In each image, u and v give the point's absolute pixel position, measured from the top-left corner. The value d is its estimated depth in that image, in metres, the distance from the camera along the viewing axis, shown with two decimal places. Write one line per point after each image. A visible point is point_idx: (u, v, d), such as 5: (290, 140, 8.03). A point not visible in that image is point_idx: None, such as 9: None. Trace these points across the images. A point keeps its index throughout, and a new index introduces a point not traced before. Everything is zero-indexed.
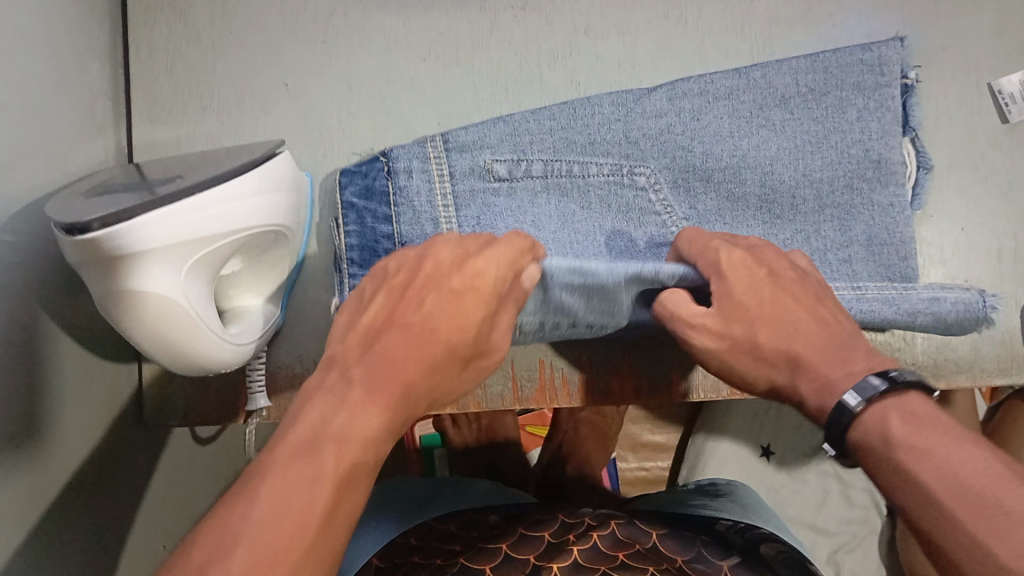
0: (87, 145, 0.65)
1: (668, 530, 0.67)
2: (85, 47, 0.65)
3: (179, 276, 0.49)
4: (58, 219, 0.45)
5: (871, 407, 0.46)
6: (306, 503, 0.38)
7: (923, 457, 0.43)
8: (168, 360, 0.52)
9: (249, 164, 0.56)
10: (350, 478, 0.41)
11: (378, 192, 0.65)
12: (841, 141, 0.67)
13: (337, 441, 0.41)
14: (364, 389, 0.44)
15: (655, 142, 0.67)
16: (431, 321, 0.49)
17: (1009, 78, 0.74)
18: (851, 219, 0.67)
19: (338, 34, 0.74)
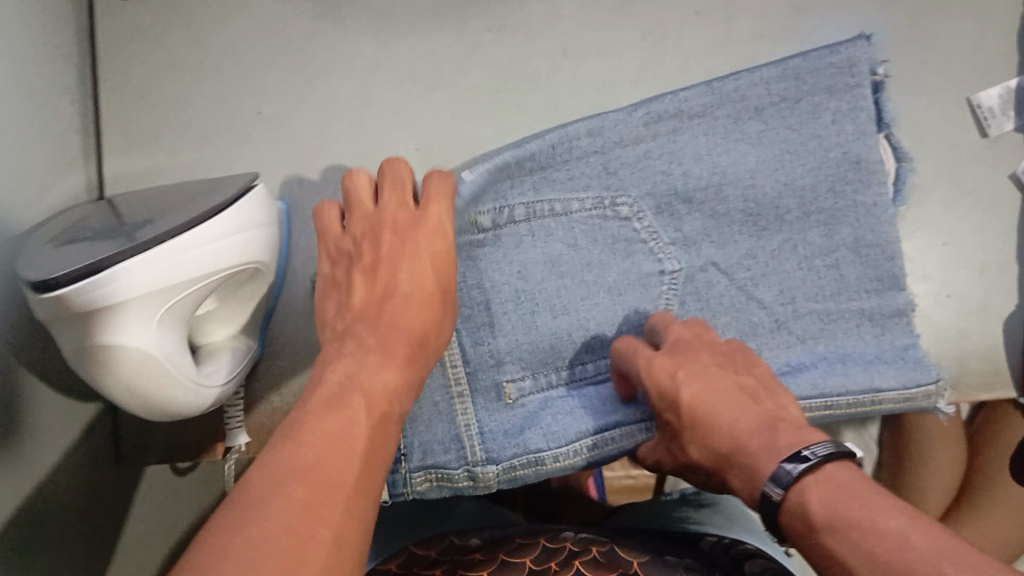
0: (57, 182, 0.63)
1: (651, 556, 0.64)
2: (55, 82, 0.64)
3: (150, 325, 0.48)
4: (25, 277, 0.44)
5: (791, 491, 0.42)
6: (348, 443, 0.40)
7: (845, 538, 0.39)
8: (144, 409, 0.52)
9: (222, 204, 0.54)
10: (381, 422, 0.44)
11: None
12: (818, 147, 0.66)
13: (365, 398, 0.44)
14: (381, 350, 0.50)
15: (634, 169, 0.67)
16: (407, 273, 0.55)
17: (988, 93, 0.74)
18: (836, 222, 0.66)
19: (314, 61, 0.72)
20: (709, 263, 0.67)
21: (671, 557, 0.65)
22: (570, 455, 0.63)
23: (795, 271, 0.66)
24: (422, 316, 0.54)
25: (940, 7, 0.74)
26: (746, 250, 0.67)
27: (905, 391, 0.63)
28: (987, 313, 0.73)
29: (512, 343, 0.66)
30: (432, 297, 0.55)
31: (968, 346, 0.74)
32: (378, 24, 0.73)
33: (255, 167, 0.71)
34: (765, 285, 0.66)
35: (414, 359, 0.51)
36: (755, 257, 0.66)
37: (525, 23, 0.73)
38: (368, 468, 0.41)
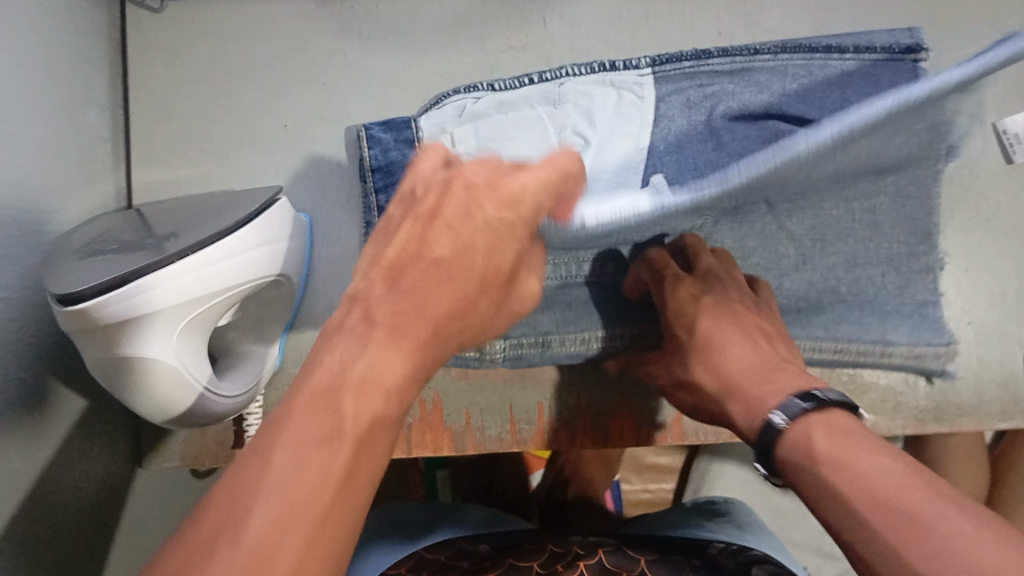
0: (84, 192, 0.64)
1: (655, 556, 0.65)
2: (85, 94, 0.65)
3: (168, 338, 0.50)
4: (52, 292, 0.46)
5: (796, 425, 0.45)
6: (322, 460, 0.35)
7: (848, 477, 0.39)
8: (162, 416, 0.53)
9: (246, 218, 0.55)
10: (372, 427, 0.37)
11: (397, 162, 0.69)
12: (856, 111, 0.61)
13: (366, 385, 0.38)
14: (389, 330, 0.39)
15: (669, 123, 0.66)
16: (459, 236, 0.41)
17: (1014, 118, 0.73)
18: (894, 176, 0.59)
19: (338, 76, 0.74)
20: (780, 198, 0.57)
21: (678, 557, 0.66)
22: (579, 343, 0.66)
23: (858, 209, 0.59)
24: (445, 296, 0.41)
25: (963, 34, 0.74)
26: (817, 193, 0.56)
27: (913, 348, 0.69)
28: (1007, 341, 0.72)
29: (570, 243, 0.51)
30: (464, 272, 0.42)
31: (987, 372, 0.72)
32: (402, 41, 0.74)
33: (277, 179, 0.72)
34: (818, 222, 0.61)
35: (431, 346, 0.41)
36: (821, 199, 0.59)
37: (547, 42, 0.74)
38: (361, 462, 0.36)
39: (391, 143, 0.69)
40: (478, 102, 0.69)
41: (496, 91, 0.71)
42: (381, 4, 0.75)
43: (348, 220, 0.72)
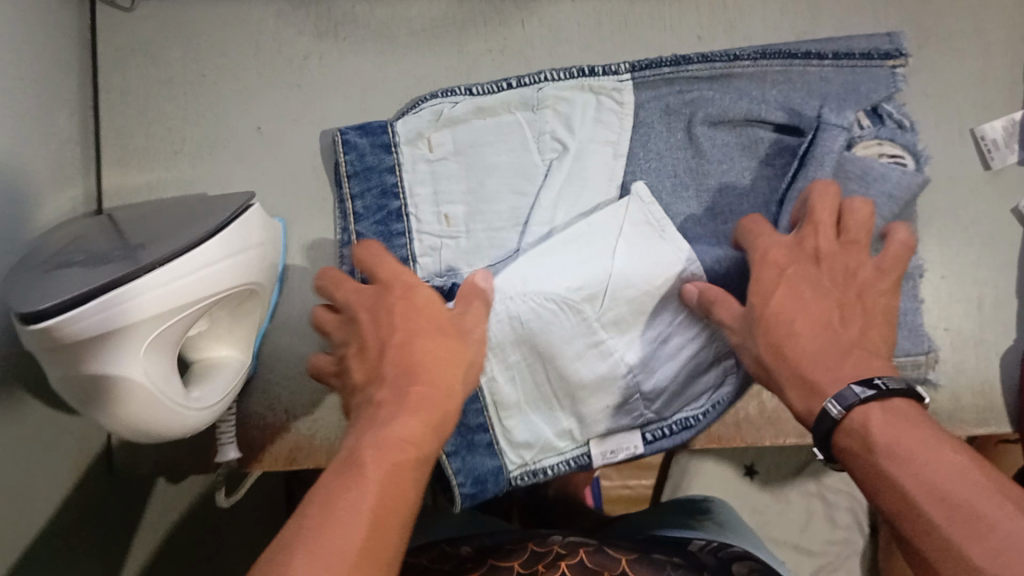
0: (54, 196, 0.63)
1: (637, 554, 0.62)
2: (55, 97, 0.64)
3: (135, 354, 0.49)
4: (14, 308, 0.46)
5: (851, 414, 0.44)
6: (350, 507, 0.40)
7: (904, 473, 0.40)
8: (133, 433, 0.52)
9: (217, 226, 0.55)
10: (396, 475, 0.43)
11: (376, 165, 0.69)
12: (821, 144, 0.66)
13: (401, 445, 0.44)
14: (417, 402, 0.47)
15: (652, 142, 0.70)
16: (408, 310, 0.51)
17: (992, 125, 0.73)
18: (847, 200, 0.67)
19: (314, 77, 0.73)
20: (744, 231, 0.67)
21: (659, 556, 0.63)
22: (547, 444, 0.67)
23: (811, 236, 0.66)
24: (433, 351, 0.50)
25: (944, 41, 0.74)
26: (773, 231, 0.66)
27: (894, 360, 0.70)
28: (984, 347, 0.72)
29: (460, 420, 0.65)
30: (419, 318, 0.51)
31: (963, 378, 0.72)
32: (378, 43, 0.73)
33: (252, 183, 0.71)
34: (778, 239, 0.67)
35: (441, 413, 0.47)
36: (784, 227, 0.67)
37: (525, 44, 0.73)
38: (387, 516, 0.41)
39: (369, 150, 0.69)
40: (458, 107, 0.69)
41: (475, 96, 0.70)
42: (358, 5, 0.73)
43: (324, 224, 0.71)
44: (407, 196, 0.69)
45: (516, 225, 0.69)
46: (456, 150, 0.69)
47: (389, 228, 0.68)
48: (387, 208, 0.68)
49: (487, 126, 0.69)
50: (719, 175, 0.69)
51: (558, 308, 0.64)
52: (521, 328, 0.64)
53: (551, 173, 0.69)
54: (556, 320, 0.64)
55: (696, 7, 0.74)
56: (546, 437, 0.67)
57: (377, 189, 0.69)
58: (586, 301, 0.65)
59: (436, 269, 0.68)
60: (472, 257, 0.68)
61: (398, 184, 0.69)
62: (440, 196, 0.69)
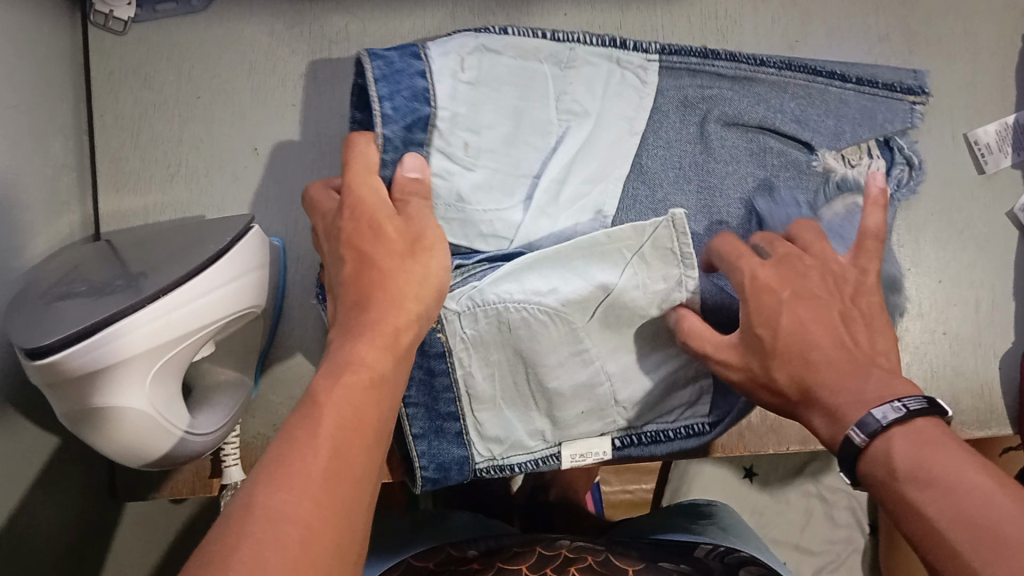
0: (50, 223, 0.63)
1: (645, 562, 0.59)
2: (50, 123, 0.64)
3: (135, 384, 0.50)
4: (18, 347, 0.47)
5: (876, 440, 0.44)
6: (309, 430, 0.38)
7: (933, 503, 0.40)
8: (137, 460, 0.54)
9: (220, 252, 0.55)
10: (352, 397, 0.40)
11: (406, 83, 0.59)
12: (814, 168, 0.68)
13: (353, 368, 0.42)
14: (374, 331, 0.45)
15: (662, 132, 0.68)
16: (356, 239, 0.49)
17: (985, 129, 0.74)
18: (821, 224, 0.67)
19: (309, 96, 0.73)
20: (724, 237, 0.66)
21: (665, 562, 0.60)
22: (514, 443, 0.65)
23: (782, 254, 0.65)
24: (384, 275, 0.48)
25: (935, 47, 0.74)
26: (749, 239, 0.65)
27: None
28: (982, 350, 0.73)
29: (431, 406, 0.63)
30: (367, 246, 0.49)
31: (962, 381, 0.73)
32: None
33: (248, 203, 0.71)
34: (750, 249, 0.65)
35: (396, 338, 0.45)
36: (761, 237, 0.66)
37: None
38: (350, 437, 0.39)
39: (398, 58, 0.60)
40: (491, 40, 0.63)
41: (512, 36, 0.64)
42: (351, 23, 0.74)
43: None
44: (437, 104, 0.60)
45: (520, 177, 0.63)
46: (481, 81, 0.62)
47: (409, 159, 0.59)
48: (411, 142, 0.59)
49: (516, 66, 0.64)
50: (721, 174, 0.67)
51: (544, 310, 0.61)
52: (504, 331, 0.61)
53: (566, 136, 0.65)
54: (543, 330, 0.61)
55: (688, 19, 0.74)
56: (518, 435, 0.65)
57: (407, 95, 0.59)
58: (575, 309, 0.61)
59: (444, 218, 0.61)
60: (481, 197, 0.62)
61: (430, 91, 0.60)
62: (464, 123, 0.61)
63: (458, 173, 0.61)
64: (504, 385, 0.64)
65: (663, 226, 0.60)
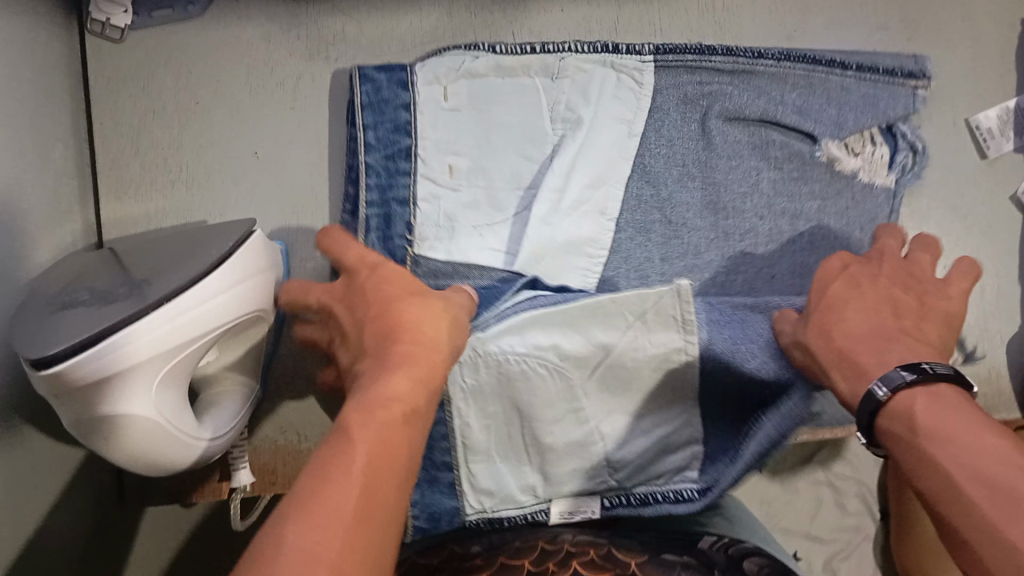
0: (53, 231, 0.63)
1: (648, 556, 0.58)
2: (50, 131, 0.64)
3: (139, 393, 0.50)
4: (22, 356, 0.47)
5: (898, 396, 0.44)
6: (340, 463, 0.38)
7: (949, 455, 0.39)
8: (146, 469, 0.54)
9: (223, 257, 0.55)
10: (383, 431, 0.40)
11: (390, 107, 0.67)
12: (810, 163, 0.69)
13: (386, 402, 0.42)
14: (411, 365, 0.45)
15: (662, 129, 0.69)
16: (376, 292, 0.50)
17: (986, 114, 0.73)
18: (812, 222, 0.69)
19: (307, 98, 0.73)
20: (717, 234, 0.69)
21: (668, 555, 0.59)
22: (505, 499, 0.63)
23: (767, 254, 0.68)
24: (411, 317, 0.48)
25: (934, 31, 0.74)
26: (738, 239, 0.69)
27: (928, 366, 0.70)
28: (987, 335, 0.73)
29: (427, 456, 0.64)
30: (387, 295, 0.50)
31: (967, 368, 0.73)
32: (370, 60, 0.73)
33: (250, 207, 0.71)
34: (741, 247, 0.68)
35: (430, 373, 0.45)
36: (751, 236, 0.69)
37: None
38: (382, 471, 0.39)
39: (387, 85, 0.67)
40: (478, 61, 0.68)
41: (497, 53, 0.69)
42: (348, 24, 0.73)
43: None
44: (418, 137, 0.67)
45: (515, 188, 0.68)
46: (469, 102, 0.68)
47: (394, 182, 0.66)
48: (395, 170, 0.66)
49: (503, 83, 0.69)
50: (718, 171, 0.69)
51: (546, 361, 0.61)
52: (505, 382, 0.61)
53: (562, 144, 0.68)
54: (542, 385, 0.61)
55: (686, 11, 0.74)
56: (509, 489, 0.63)
57: (389, 124, 0.67)
58: (575, 368, 0.61)
59: (432, 235, 0.66)
60: (470, 213, 0.67)
61: (410, 122, 0.67)
62: (448, 145, 0.68)
63: (445, 194, 0.67)
64: (497, 437, 0.63)
65: (668, 296, 0.61)
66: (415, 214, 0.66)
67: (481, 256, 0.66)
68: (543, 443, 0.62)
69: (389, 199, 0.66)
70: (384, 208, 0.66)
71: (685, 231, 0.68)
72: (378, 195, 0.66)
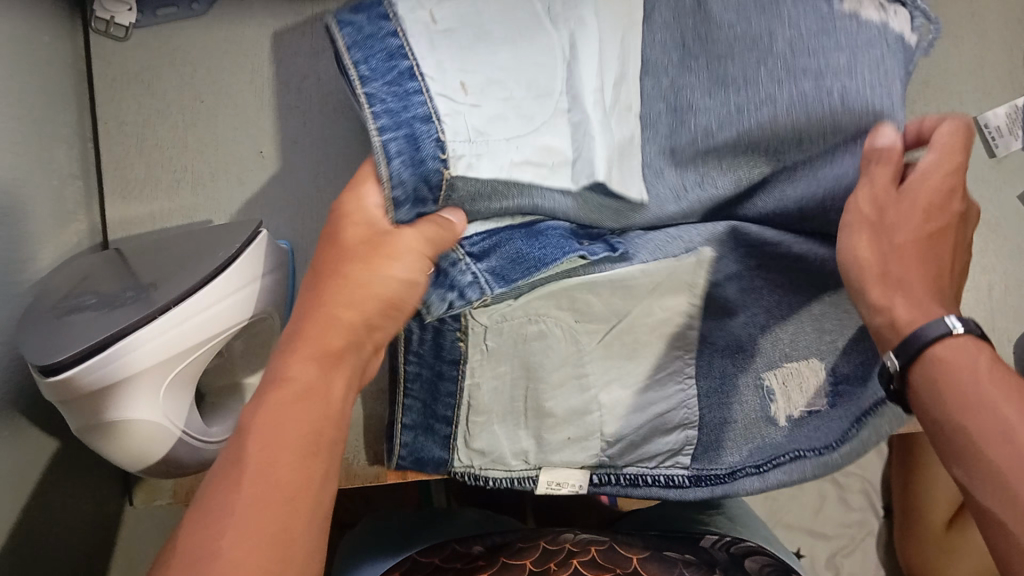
0: (59, 233, 0.63)
1: (650, 551, 0.58)
2: (54, 132, 0.64)
3: (145, 398, 0.50)
4: (29, 362, 0.47)
5: (954, 340, 0.45)
6: (240, 460, 0.41)
7: (988, 412, 0.42)
8: (154, 471, 0.54)
9: (230, 260, 0.54)
10: (277, 424, 0.42)
11: (376, 37, 0.52)
12: (832, 23, 0.56)
13: (279, 389, 0.43)
14: (312, 345, 0.46)
15: (658, 6, 0.59)
16: (339, 240, 0.49)
17: (994, 112, 0.73)
18: (841, 86, 0.55)
19: (312, 97, 0.72)
20: (725, 114, 0.56)
21: (671, 553, 0.59)
22: (499, 460, 0.63)
23: (791, 135, 0.55)
24: (344, 285, 0.47)
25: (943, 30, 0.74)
26: (753, 112, 0.55)
27: None
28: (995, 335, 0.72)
29: (430, 404, 0.62)
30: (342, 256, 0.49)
31: None
32: None
33: (255, 205, 0.71)
34: (758, 126, 0.55)
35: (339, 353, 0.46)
36: (765, 110, 0.55)
37: None
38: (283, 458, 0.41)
39: (368, 22, 0.53)
40: None
41: None
42: None
43: None
44: (417, 56, 0.52)
45: (538, 96, 0.53)
46: (464, 23, 0.54)
47: (409, 102, 0.50)
48: (404, 89, 0.50)
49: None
50: (721, 41, 0.57)
51: (563, 321, 0.58)
52: (521, 342, 0.59)
53: (577, 44, 0.55)
54: (553, 349, 0.59)
55: None
56: (503, 453, 0.63)
57: (383, 53, 0.52)
58: (587, 331, 0.59)
59: (467, 155, 0.50)
60: (499, 126, 0.51)
61: (404, 46, 0.52)
62: (454, 65, 0.52)
63: (466, 111, 0.51)
64: (495, 400, 0.61)
65: (689, 263, 0.58)
66: (444, 126, 0.49)
67: (522, 171, 0.51)
68: (545, 406, 0.61)
69: (406, 119, 0.49)
70: (404, 128, 0.49)
71: (695, 112, 0.56)
72: (388, 118, 0.49)
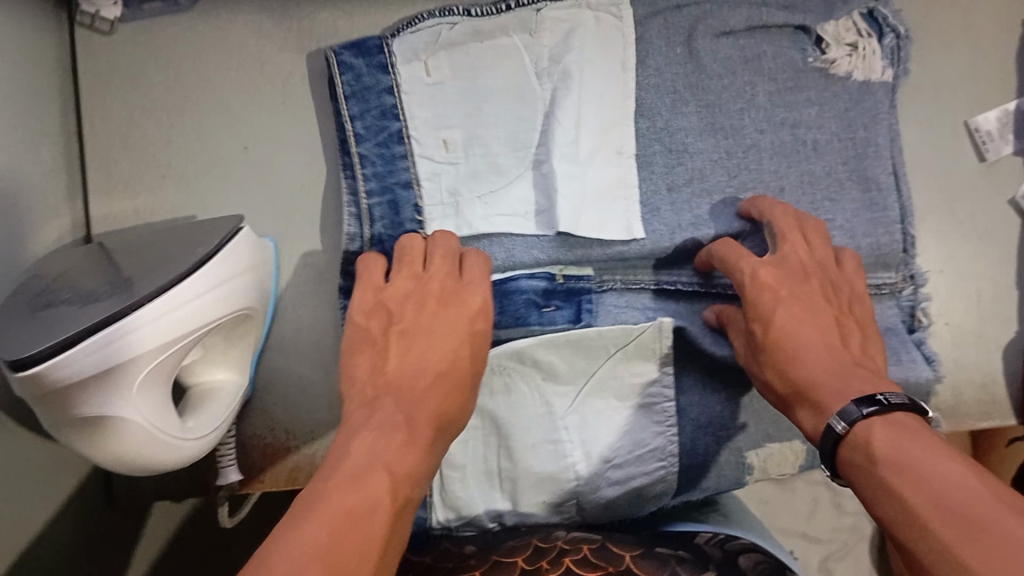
0: (41, 226, 0.62)
1: (643, 549, 0.56)
2: (38, 127, 0.63)
3: (120, 393, 0.50)
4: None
5: (856, 427, 0.44)
6: (360, 514, 0.39)
7: (912, 478, 0.38)
8: (131, 469, 0.54)
9: (206, 258, 0.54)
10: (399, 504, 0.42)
11: (367, 84, 0.66)
12: (805, 90, 0.68)
13: (396, 473, 0.43)
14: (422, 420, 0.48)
15: (660, 47, 0.69)
16: (444, 329, 0.54)
17: (985, 117, 0.73)
18: (797, 150, 0.68)
19: (297, 92, 0.72)
20: (707, 160, 0.67)
21: (663, 550, 0.57)
22: (473, 519, 0.62)
23: (756, 181, 0.67)
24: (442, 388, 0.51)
25: (931, 35, 0.74)
26: (726, 163, 0.67)
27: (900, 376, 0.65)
28: (984, 342, 0.71)
29: None
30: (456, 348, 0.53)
31: (964, 373, 0.71)
32: None
33: (240, 203, 0.71)
34: (731, 176, 0.67)
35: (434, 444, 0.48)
36: (733, 158, 0.67)
37: None
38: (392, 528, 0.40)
39: (367, 70, 0.66)
40: (455, 29, 0.67)
41: (473, 17, 0.68)
42: (340, 20, 0.73)
43: (313, 243, 0.71)
44: (407, 118, 0.66)
45: (515, 150, 0.66)
46: (453, 73, 0.67)
47: (394, 167, 0.66)
48: (392, 155, 0.66)
49: (483, 46, 0.67)
50: (716, 91, 0.68)
51: (529, 377, 0.63)
52: (487, 395, 0.64)
53: (556, 99, 0.66)
54: (523, 407, 0.63)
55: None
56: (477, 510, 0.62)
57: (376, 110, 0.66)
58: (556, 394, 0.63)
59: (439, 214, 0.66)
60: (473, 184, 0.66)
61: (397, 106, 0.66)
62: (440, 119, 0.66)
63: (444, 169, 0.66)
64: (468, 453, 0.63)
65: (649, 332, 0.64)
66: (419, 194, 0.66)
67: (491, 222, 0.66)
68: (517, 464, 0.62)
69: (391, 184, 0.66)
70: (387, 194, 0.66)
71: (688, 156, 0.67)
72: (376, 183, 0.66)
